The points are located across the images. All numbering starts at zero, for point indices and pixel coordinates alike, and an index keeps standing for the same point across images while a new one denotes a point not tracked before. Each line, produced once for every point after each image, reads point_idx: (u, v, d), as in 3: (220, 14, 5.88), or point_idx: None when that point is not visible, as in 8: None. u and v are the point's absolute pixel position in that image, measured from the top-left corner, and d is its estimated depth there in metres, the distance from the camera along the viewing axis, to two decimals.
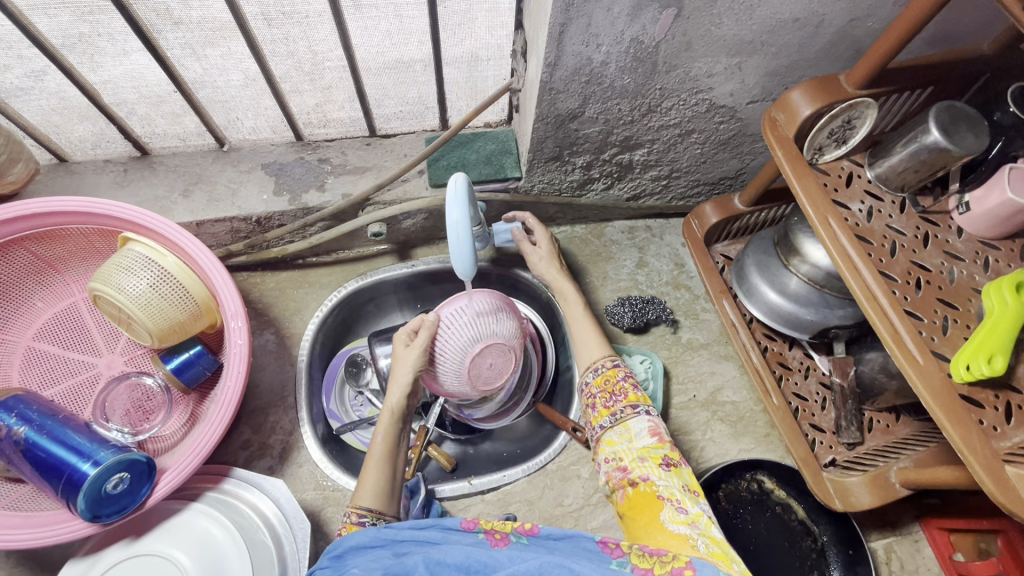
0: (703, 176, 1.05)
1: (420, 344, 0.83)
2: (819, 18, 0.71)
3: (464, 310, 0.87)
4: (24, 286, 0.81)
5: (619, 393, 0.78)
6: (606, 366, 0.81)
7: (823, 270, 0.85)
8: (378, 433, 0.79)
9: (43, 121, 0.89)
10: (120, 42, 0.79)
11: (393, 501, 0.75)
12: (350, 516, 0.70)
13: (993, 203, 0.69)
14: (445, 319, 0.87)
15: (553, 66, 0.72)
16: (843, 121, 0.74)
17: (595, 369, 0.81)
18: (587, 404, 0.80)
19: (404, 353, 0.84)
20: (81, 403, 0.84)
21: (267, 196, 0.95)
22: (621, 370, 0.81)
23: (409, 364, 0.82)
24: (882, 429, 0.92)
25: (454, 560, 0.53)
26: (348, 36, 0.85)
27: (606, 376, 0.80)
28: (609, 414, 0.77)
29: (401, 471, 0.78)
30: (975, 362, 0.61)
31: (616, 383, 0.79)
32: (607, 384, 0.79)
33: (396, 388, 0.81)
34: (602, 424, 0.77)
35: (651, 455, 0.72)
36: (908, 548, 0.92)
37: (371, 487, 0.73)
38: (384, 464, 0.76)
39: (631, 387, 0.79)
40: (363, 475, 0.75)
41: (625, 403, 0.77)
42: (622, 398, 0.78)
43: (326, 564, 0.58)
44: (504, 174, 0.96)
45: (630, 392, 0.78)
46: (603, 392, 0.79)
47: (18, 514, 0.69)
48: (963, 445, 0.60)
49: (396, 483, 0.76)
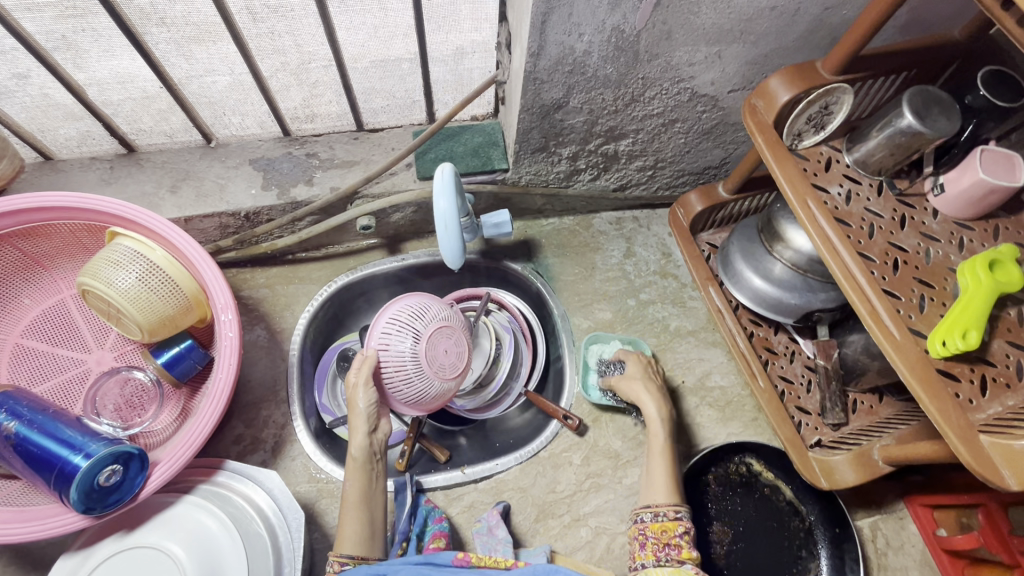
0: (687, 166, 1.07)
1: (361, 383, 0.81)
2: (794, 7, 0.73)
3: (394, 323, 0.84)
4: (11, 283, 0.81)
5: (674, 547, 0.75)
6: (667, 515, 0.77)
7: (806, 255, 0.87)
8: (348, 479, 0.80)
9: (28, 120, 0.89)
10: (105, 39, 0.79)
11: (374, 543, 0.77)
12: (333, 566, 0.73)
13: (967, 184, 0.71)
14: (381, 344, 0.83)
15: (537, 55, 0.73)
16: (820, 107, 0.76)
17: (656, 513, 0.78)
18: (637, 541, 0.78)
19: (352, 396, 0.81)
20: (71, 399, 0.84)
21: (255, 191, 0.95)
22: (683, 523, 0.77)
23: (360, 409, 0.80)
24: (866, 410, 0.94)
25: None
26: (333, 31, 0.85)
27: (664, 527, 0.76)
28: (654, 559, 0.74)
29: (380, 510, 0.81)
30: (951, 337, 0.64)
31: (672, 537, 0.75)
32: (663, 533, 0.76)
33: (356, 435, 0.81)
34: (645, 562, 0.74)
35: (679, 574, 0.70)
36: (893, 525, 0.95)
37: (349, 534, 0.76)
38: (359, 511, 0.78)
39: (687, 545, 0.74)
40: (341, 521, 0.77)
41: (675, 555, 0.73)
42: (674, 553, 0.74)
43: None
44: (491, 166, 0.98)
45: (684, 548, 0.74)
46: (656, 540, 0.76)
47: (9, 509, 0.69)
48: (940, 417, 0.62)
49: (376, 524, 0.79)
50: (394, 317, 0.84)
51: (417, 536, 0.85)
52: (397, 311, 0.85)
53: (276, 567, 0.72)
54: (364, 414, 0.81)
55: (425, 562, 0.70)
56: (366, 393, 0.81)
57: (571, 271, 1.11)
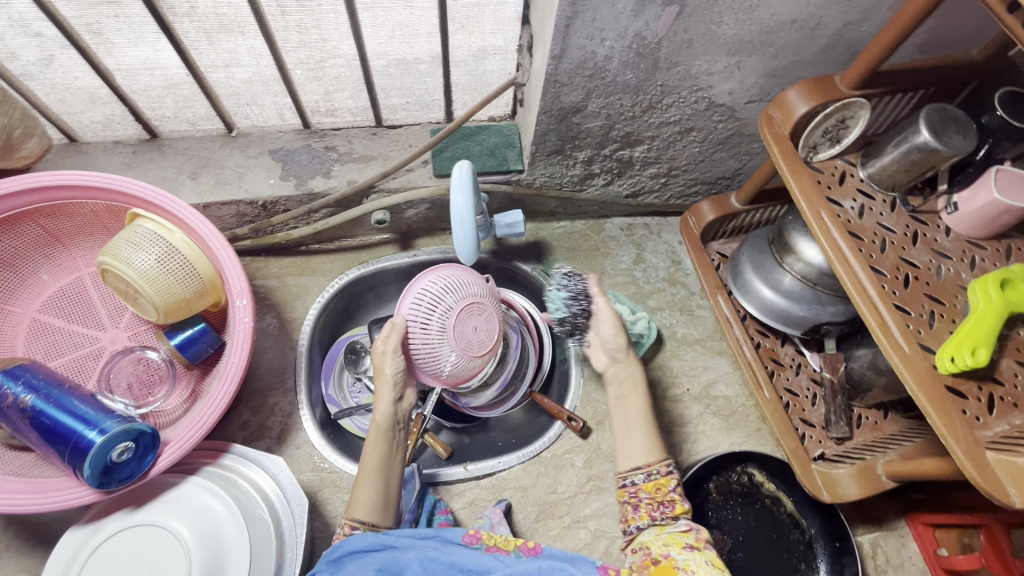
0: (701, 175, 1.08)
1: (390, 350, 0.82)
2: (816, 20, 0.74)
3: (423, 296, 0.86)
4: (31, 259, 0.82)
5: (667, 504, 0.73)
6: (660, 472, 0.75)
7: (816, 267, 0.87)
8: (367, 447, 0.79)
9: (55, 100, 0.90)
10: (136, 25, 0.81)
11: (387, 509, 0.77)
12: (344, 528, 0.74)
13: (981, 203, 0.72)
14: (409, 315, 0.85)
15: (558, 58, 0.74)
16: (837, 120, 0.77)
17: (649, 472, 0.75)
18: (627, 503, 0.75)
19: (379, 364, 0.82)
20: (85, 375, 0.85)
21: (274, 180, 0.96)
22: (675, 479, 0.75)
23: (388, 376, 0.81)
24: (870, 426, 0.94)
25: (447, 560, 0.67)
26: (359, 27, 0.87)
27: (657, 485, 0.74)
28: (649, 519, 0.73)
29: (397, 479, 0.80)
30: (960, 354, 0.64)
31: (666, 493, 0.73)
32: (657, 493, 0.74)
33: (382, 402, 0.81)
34: (638, 526, 0.73)
35: (675, 540, 0.69)
36: (894, 543, 0.94)
37: (362, 500, 0.75)
38: (376, 477, 0.77)
39: (681, 500, 0.73)
40: (358, 485, 0.77)
41: (670, 513, 0.72)
42: (669, 510, 0.73)
43: (324, 566, 0.67)
44: (507, 166, 0.98)
45: (678, 504, 0.73)
46: (650, 500, 0.74)
47: (22, 480, 0.70)
48: (946, 431, 0.62)
49: (391, 492, 0.79)
50: (424, 289, 0.86)
51: (425, 520, 0.87)
52: (428, 283, 0.87)
53: (279, 553, 0.73)
54: (391, 381, 0.81)
55: (432, 538, 0.71)
56: (394, 361, 0.82)
57: (581, 274, 1.11)
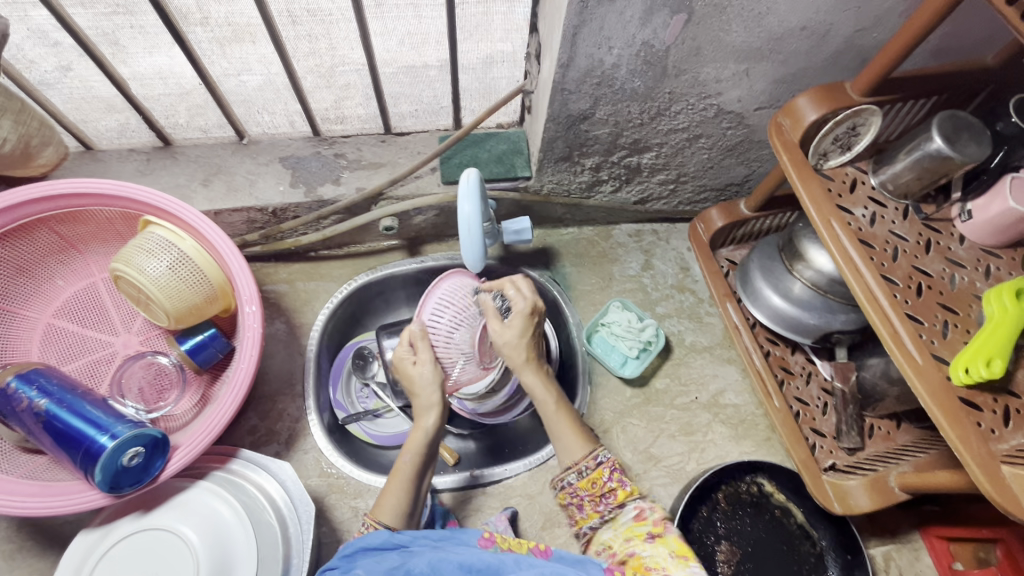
0: (710, 182, 1.07)
1: (428, 361, 0.83)
2: (826, 27, 0.74)
3: (444, 302, 0.87)
4: (45, 265, 0.83)
5: (608, 496, 0.74)
6: (589, 467, 0.75)
7: (827, 275, 0.85)
8: (407, 453, 0.79)
9: (73, 109, 0.92)
10: (150, 35, 0.83)
11: (410, 520, 0.77)
12: (367, 528, 0.72)
13: (995, 212, 0.71)
14: (431, 321, 0.86)
15: (566, 66, 0.74)
16: (848, 127, 0.76)
17: (579, 471, 0.75)
18: (572, 506, 0.76)
19: (417, 375, 0.83)
20: (97, 380, 0.87)
21: (284, 188, 0.97)
22: (606, 467, 0.75)
23: (429, 387, 0.82)
24: (883, 436, 0.93)
25: (456, 559, 0.63)
26: (368, 36, 0.89)
27: (591, 480, 0.75)
28: (598, 517, 0.74)
29: (422, 494, 0.80)
30: (974, 365, 0.62)
31: (603, 484, 0.74)
32: (594, 488, 0.74)
33: (427, 416, 0.81)
34: (591, 526, 0.74)
35: (635, 533, 0.67)
36: (908, 556, 0.93)
37: (390, 504, 0.75)
38: (405, 485, 0.77)
39: (619, 486, 0.74)
40: (387, 489, 0.77)
41: (615, 502, 0.73)
42: (611, 500, 0.73)
43: (338, 562, 0.66)
44: (514, 173, 0.99)
45: (619, 490, 0.73)
46: (590, 496, 0.74)
47: (34, 483, 0.71)
48: (960, 444, 0.61)
49: (416, 503, 0.78)
50: (443, 299, 0.87)
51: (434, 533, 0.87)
52: (447, 291, 0.88)
53: (285, 558, 0.73)
54: (434, 393, 0.82)
55: (449, 537, 0.69)
56: (433, 370, 0.83)
57: (589, 281, 1.11)
